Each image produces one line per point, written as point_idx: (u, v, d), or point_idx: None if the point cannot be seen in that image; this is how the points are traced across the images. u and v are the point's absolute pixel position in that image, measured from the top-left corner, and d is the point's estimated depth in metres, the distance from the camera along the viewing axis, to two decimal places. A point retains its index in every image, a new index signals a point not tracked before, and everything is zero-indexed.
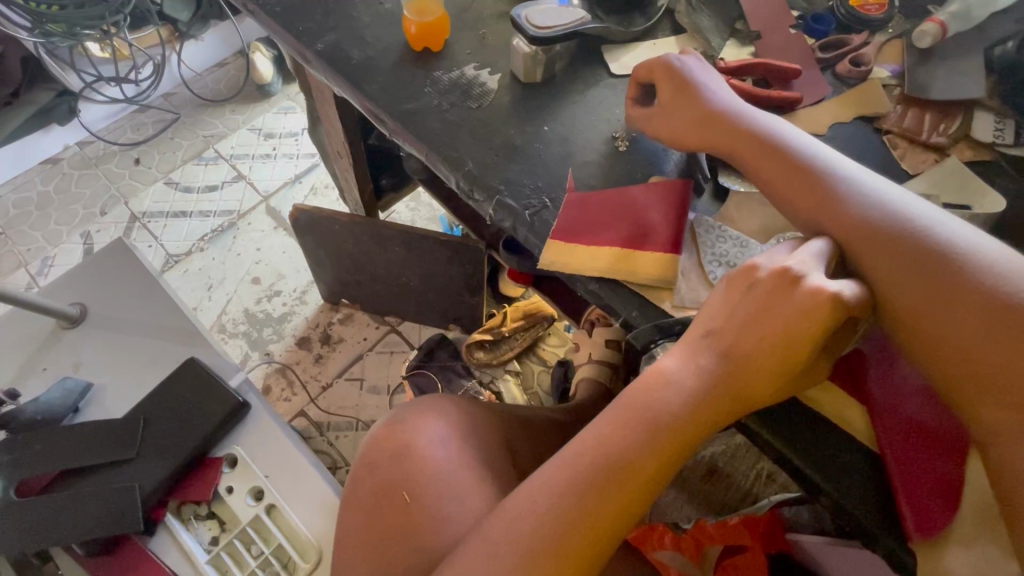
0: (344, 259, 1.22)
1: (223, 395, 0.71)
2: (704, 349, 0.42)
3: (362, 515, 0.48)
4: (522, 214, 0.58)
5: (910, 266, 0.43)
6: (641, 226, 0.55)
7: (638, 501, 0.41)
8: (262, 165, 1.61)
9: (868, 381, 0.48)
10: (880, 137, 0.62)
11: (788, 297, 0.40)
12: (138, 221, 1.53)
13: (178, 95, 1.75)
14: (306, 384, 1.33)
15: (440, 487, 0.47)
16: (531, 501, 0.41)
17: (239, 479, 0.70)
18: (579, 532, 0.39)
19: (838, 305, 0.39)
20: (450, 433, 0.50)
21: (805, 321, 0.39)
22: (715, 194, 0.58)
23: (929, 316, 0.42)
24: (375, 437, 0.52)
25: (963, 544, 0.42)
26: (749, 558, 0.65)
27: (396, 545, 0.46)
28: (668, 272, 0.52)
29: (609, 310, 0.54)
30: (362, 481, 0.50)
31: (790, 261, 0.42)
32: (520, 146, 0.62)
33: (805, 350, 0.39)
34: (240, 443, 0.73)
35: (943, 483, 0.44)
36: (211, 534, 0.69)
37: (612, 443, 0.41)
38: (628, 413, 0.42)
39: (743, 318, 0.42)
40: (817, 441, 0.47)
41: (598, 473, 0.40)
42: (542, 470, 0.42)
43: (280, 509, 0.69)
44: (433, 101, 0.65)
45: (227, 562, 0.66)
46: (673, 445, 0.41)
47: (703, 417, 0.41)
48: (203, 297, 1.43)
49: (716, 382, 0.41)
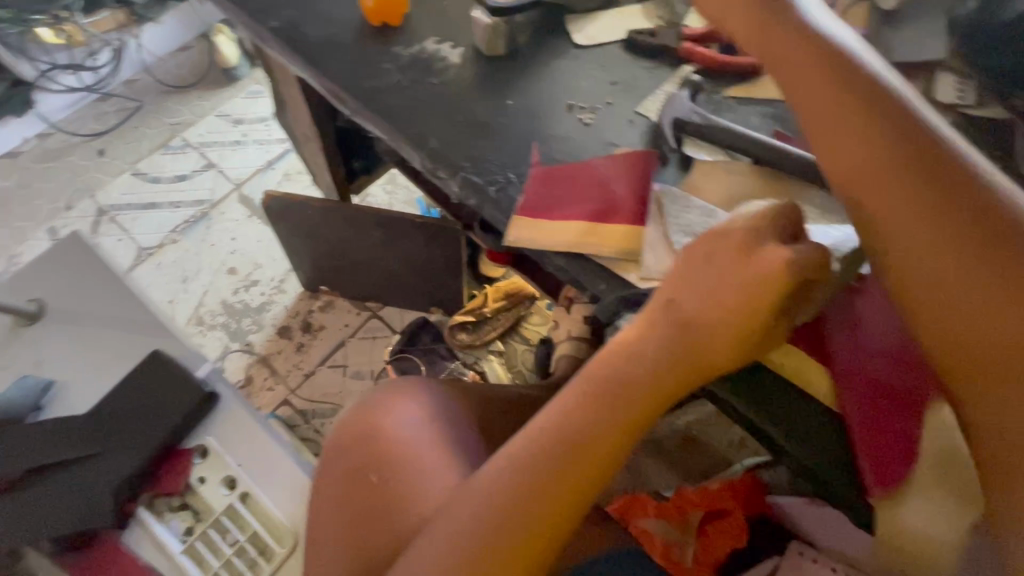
0: (320, 245, 1.21)
1: (189, 385, 0.71)
2: (665, 319, 0.41)
3: (333, 501, 0.48)
4: (488, 191, 0.56)
5: (927, 204, 0.36)
6: (607, 198, 0.55)
7: (605, 469, 0.41)
8: (232, 152, 1.57)
9: (835, 344, 0.48)
10: None
11: (744, 265, 0.39)
12: (107, 215, 1.49)
13: (139, 81, 1.70)
14: (289, 373, 1.32)
15: (411, 467, 0.47)
16: (496, 478, 0.41)
17: (212, 469, 0.70)
18: (548, 505, 0.40)
19: (794, 273, 0.38)
20: (421, 416, 0.50)
21: (761, 290, 0.38)
22: (680, 164, 0.57)
23: (933, 266, 0.36)
24: (342, 423, 0.51)
25: (922, 494, 0.43)
26: (731, 521, 0.70)
27: (368, 530, 0.45)
28: (633, 244, 0.52)
29: (577, 285, 0.53)
30: (331, 465, 0.50)
31: (746, 228, 0.40)
32: (484, 122, 0.60)
33: (762, 318, 0.38)
34: (211, 433, 0.71)
35: (907, 441, 0.44)
36: (185, 524, 0.67)
37: (576, 416, 0.41)
38: (591, 385, 0.41)
39: (702, 289, 0.41)
40: (780, 405, 0.48)
41: (561, 450, 0.40)
42: (508, 447, 0.42)
43: (254, 495, 0.68)
44: (392, 77, 0.63)
45: (202, 552, 0.65)
46: (639, 415, 0.40)
47: (665, 387, 0.41)
48: (179, 290, 1.41)
49: (677, 353, 0.40)
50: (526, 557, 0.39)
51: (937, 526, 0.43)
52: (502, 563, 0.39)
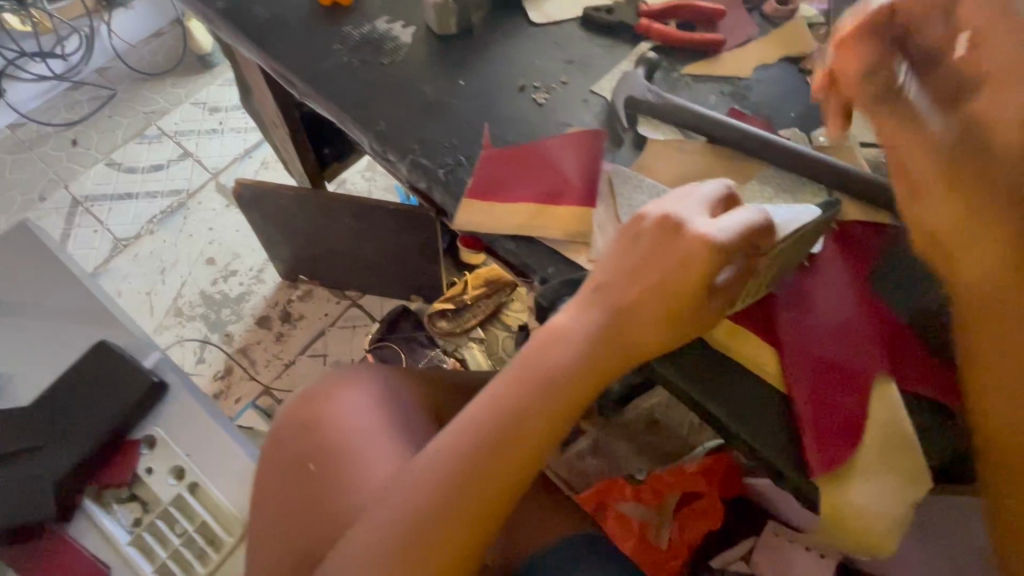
0: (296, 234, 1.19)
1: (133, 372, 0.66)
2: (594, 303, 0.41)
3: (270, 493, 0.47)
4: (437, 173, 0.55)
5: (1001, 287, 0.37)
6: (557, 180, 0.53)
7: (538, 455, 0.40)
8: (208, 141, 1.55)
9: (781, 324, 0.48)
10: (804, 78, 0.61)
11: (670, 246, 0.39)
12: (81, 206, 1.47)
13: (113, 69, 1.67)
14: (268, 363, 1.31)
15: (350, 456, 0.46)
16: (427, 467, 0.40)
17: (160, 459, 0.66)
18: (482, 490, 0.39)
19: (717, 250, 0.37)
20: (364, 405, 0.49)
21: (684, 269, 0.38)
22: (634, 144, 0.56)
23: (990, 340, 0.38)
24: (281, 414, 0.50)
25: (864, 474, 0.43)
26: (706, 503, 0.78)
27: (304, 522, 0.45)
28: (582, 226, 0.51)
29: (526, 269, 0.52)
30: (269, 456, 0.49)
31: (672, 208, 0.40)
32: (434, 102, 0.59)
33: (689, 297, 0.38)
34: (158, 423, 0.68)
35: (848, 419, 0.45)
36: (133, 515, 0.63)
37: (507, 402, 0.40)
38: (521, 371, 0.41)
39: (630, 270, 0.40)
40: (728, 388, 0.47)
41: (492, 438, 0.40)
42: (444, 434, 0.41)
43: (204, 486, 0.65)
44: (342, 58, 0.61)
45: (149, 542, 0.62)
46: (569, 399, 0.40)
47: (596, 371, 0.40)
48: (157, 282, 1.39)
49: (607, 336, 0.40)
50: (459, 543, 0.39)
51: (883, 506, 0.43)
52: (434, 552, 0.39)
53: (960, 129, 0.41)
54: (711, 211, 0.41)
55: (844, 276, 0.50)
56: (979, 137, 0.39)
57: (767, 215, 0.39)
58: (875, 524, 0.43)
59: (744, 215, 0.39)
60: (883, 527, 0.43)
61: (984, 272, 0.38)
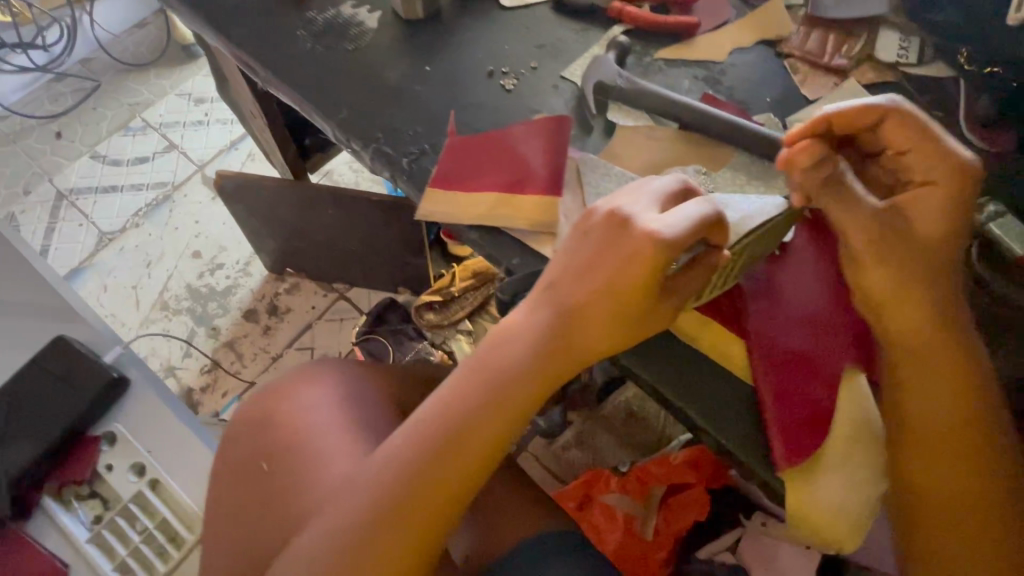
0: (280, 227, 1.18)
1: (95, 371, 0.68)
2: (544, 301, 0.40)
3: (224, 492, 0.47)
4: (400, 163, 0.54)
5: (924, 335, 0.42)
6: (522, 168, 0.52)
7: (492, 455, 0.40)
8: (193, 133, 1.53)
9: (746, 316, 0.47)
10: (780, 62, 0.59)
11: (619, 242, 0.38)
12: (66, 199, 1.46)
13: (96, 60, 1.64)
14: (255, 357, 1.30)
15: (304, 452, 0.46)
16: (380, 470, 0.39)
17: (120, 456, 0.68)
18: (435, 492, 0.39)
19: (664, 247, 0.36)
20: (319, 403, 0.48)
21: (632, 265, 0.37)
22: (604, 130, 0.55)
23: (911, 384, 0.43)
24: (238, 413, 0.50)
25: (828, 471, 0.42)
26: (693, 495, 0.78)
27: (257, 521, 0.44)
28: (548, 215, 0.50)
29: (491, 260, 0.51)
30: (224, 455, 0.48)
31: (621, 203, 0.39)
32: (399, 90, 0.57)
33: (639, 293, 0.37)
34: (118, 420, 0.70)
35: (814, 413, 0.43)
36: (94, 513, 0.67)
37: (458, 403, 0.40)
38: (472, 371, 0.40)
39: (580, 266, 0.39)
40: (695, 381, 0.46)
41: (444, 440, 0.39)
42: (397, 435, 0.40)
43: (164, 483, 0.68)
44: (305, 45, 0.60)
45: (110, 540, 0.65)
46: (521, 398, 0.39)
47: (547, 371, 0.39)
48: (142, 276, 1.37)
49: (557, 334, 0.39)
50: (412, 544, 0.38)
51: (846, 502, 0.42)
52: (389, 554, 0.38)
53: (891, 215, 0.42)
54: (662, 206, 0.39)
55: (813, 266, 0.48)
56: (904, 226, 0.42)
57: (716, 207, 0.37)
58: (839, 520, 0.42)
59: (695, 209, 0.37)
60: (846, 523, 0.42)
61: (910, 325, 0.42)
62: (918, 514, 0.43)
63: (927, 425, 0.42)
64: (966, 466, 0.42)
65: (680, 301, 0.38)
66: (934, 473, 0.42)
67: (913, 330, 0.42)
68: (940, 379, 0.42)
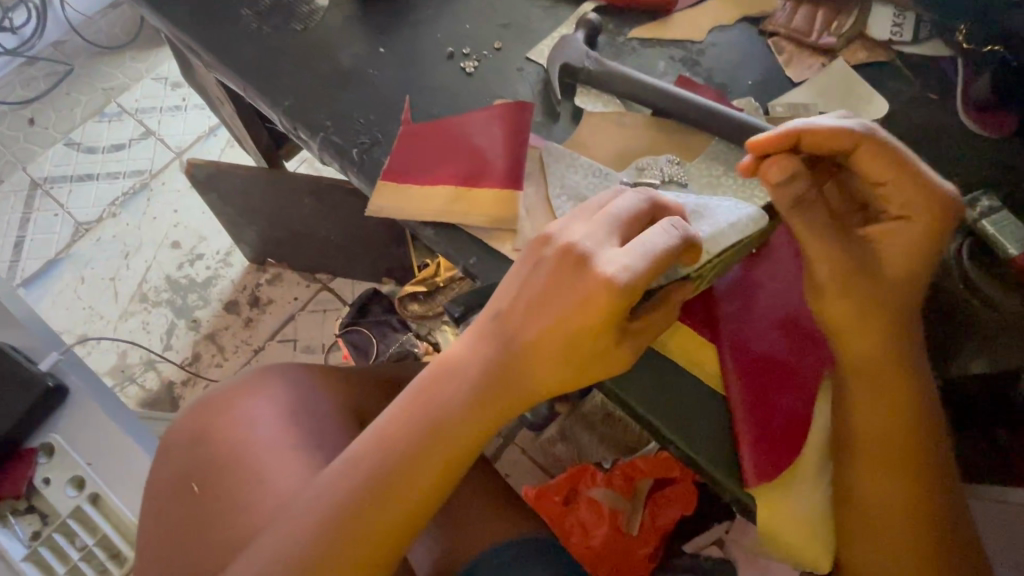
0: (258, 217, 1.10)
1: (27, 378, 0.65)
2: (490, 328, 0.38)
3: (162, 508, 0.46)
4: (351, 153, 0.50)
5: (887, 356, 0.38)
6: (480, 160, 0.48)
7: (437, 489, 0.37)
8: (170, 119, 1.47)
9: (719, 322, 0.43)
10: (764, 41, 0.55)
11: (573, 277, 0.36)
12: (41, 188, 1.40)
13: (69, 43, 1.58)
14: (237, 349, 1.21)
15: (243, 468, 0.45)
16: (314, 505, 0.37)
17: (57, 470, 0.66)
18: (376, 526, 0.36)
19: (621, 293, 0.34)
20: (260, 418, 0.48)
21: (586, 306, 0.35)
22: (571, 117, 0.51)
23: (868, 409, 0.38)
24: (179, 427, 0.49)
25: (801, 491, 0.39)
26: (681, 488, 0.76)
27: (194, 541, 0.44)
28: (507, 209, 0.46)
29: (447, 259, 0.48)
30: (163, 468, 0.48)
31: (577, 236, 0.37)
32: (350, 73, 0.53)
33: (594, 335, 0.35)
34: (57, 431, 0.67)
35: (791, 428, 0.40)
36: (32, 528, 0.65)
37: (399, 436, 0.37)
38: (412, 400, 0.38)
39: (529, 300, 0.37)
40: (667, 391, 0.43)
41: (378, 483, 0.36)
42: (335, 465, 0.38)
43: (104, 497, 0.66)
44: (250, 25, 0.56)
45: (47, 558, 0.63)
46: (463, 430, 0.37)
47: (490, 410, 0.37)
48: (120, 267, 1.29)
49: (502, 371, 0.37)
50: None
51: (818, 523, 0.40)
52: None
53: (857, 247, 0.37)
54: (622, 235, 0.37)
55: (793, 267, 0.45)
56: (870, 259, 0.37)
57: (685, 231, 0.36)
58: (813, 539, 0.39)
59: (663, 240, 0.35)
60: (820, 544, 0.39)
61: (872, 345, 0.37)
62: (869, 547, 0.39)
63: (872, 450, 0.38)
64: (910, 496, 0.38)
65: (642, 342, 0.36)
66: (883, 506, 0.38)
67: (877, 354, 0.38)
68: (891, 402, 0.38)
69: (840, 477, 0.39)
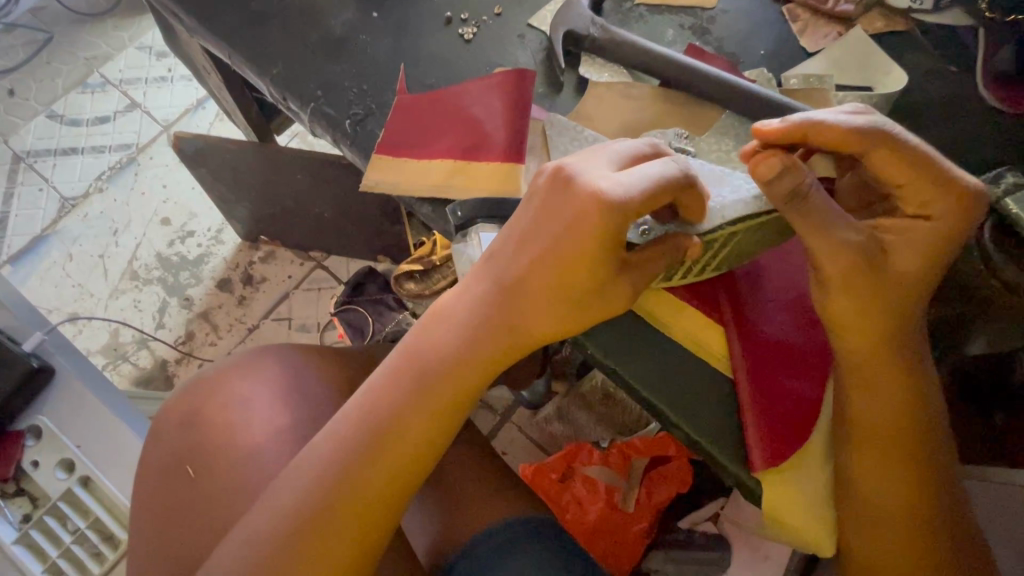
0: (250, 192, 1.06)
1: (12, 359, 0.63)
2: (483, 280, 0.37)
3: (150, 491, 0.45)
4: (343, 124, 0.47)
5: (890, 333, 0.36)
6: (478, 132, 0.46)
7: (421, 460, 0.36)
8: (156, 90, 1.41)
9: (723, 298, 0.42)
10: (777, 9, 0.52)
11: (560, 201, 0.35)
12: (23, 162, 1.35)
13: (48, 9, 1.51)
14: (231, 327, 1.19)
15: (233, 449, 0.44)
16: (297, 478, 0.35)
17: (46, 451, 0.65)
18: (360, 499, 0.35)
19: (609, 206, 0.33)
20: (250, 400, 0.47)
21: (574, 227, 0.34)
22: (575, 88, 0.49)
23: (870, 390, 0.37)
24: (167, 409, 0.48)
25: (798, 468, 0.39)
26: (676, 467, 0.75)
27: (182, 523, 0.43)
28: (508, 184, 0.44)
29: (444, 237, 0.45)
30: (152, 451, 0.47)
31: (567, 160, 0.36)
32: (341, 39, 0.50)
33: (585, 263, 0.34)
34: (44, 413, 0.66)
35: (794, 408, 0.40)
36: (23, 511, 0.64)
37: (382, 406, 0.36)
38: (397, 370, 0.37)
39: (521, 235, 0.36)
40: (672, 372, 0.42)
41: (369, 439, 0.35)
42: (320, 436, 0.37)
43: (95, 480, 0.65)
44: None
45: (38, 540, 0.63)
46: (449, 398, 0.36)
47: (481, 357, 0.36)
48: (109, 243, 1.26)
49: (495, 313, 0.36)
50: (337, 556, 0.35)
51: (815, 500, 0.39)
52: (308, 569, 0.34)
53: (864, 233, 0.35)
54: (622, 168, 0.36)
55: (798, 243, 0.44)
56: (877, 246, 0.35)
57: (686, 167, 0.34)
58: (811, 517, 0.39)
59: (659, 166, 0.34)
60: (817, 521, 0.39)
61: (875, 321, 0.36)
62: (863, 525, 0.38)
63: (873, 430, 0.37)
64: (907, 475, 0.38)
65: (642, 279, 0.35)
66: (880, 486, 0.38)
67: (880, 331, 0.36)
68: (893, 382, 0.37)
69: (840, 454, 0.38)
